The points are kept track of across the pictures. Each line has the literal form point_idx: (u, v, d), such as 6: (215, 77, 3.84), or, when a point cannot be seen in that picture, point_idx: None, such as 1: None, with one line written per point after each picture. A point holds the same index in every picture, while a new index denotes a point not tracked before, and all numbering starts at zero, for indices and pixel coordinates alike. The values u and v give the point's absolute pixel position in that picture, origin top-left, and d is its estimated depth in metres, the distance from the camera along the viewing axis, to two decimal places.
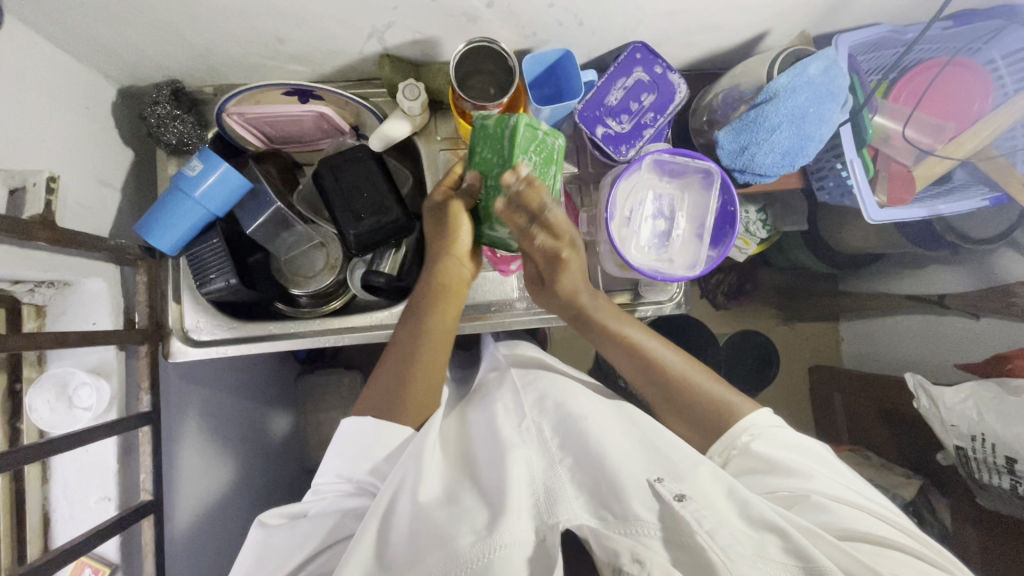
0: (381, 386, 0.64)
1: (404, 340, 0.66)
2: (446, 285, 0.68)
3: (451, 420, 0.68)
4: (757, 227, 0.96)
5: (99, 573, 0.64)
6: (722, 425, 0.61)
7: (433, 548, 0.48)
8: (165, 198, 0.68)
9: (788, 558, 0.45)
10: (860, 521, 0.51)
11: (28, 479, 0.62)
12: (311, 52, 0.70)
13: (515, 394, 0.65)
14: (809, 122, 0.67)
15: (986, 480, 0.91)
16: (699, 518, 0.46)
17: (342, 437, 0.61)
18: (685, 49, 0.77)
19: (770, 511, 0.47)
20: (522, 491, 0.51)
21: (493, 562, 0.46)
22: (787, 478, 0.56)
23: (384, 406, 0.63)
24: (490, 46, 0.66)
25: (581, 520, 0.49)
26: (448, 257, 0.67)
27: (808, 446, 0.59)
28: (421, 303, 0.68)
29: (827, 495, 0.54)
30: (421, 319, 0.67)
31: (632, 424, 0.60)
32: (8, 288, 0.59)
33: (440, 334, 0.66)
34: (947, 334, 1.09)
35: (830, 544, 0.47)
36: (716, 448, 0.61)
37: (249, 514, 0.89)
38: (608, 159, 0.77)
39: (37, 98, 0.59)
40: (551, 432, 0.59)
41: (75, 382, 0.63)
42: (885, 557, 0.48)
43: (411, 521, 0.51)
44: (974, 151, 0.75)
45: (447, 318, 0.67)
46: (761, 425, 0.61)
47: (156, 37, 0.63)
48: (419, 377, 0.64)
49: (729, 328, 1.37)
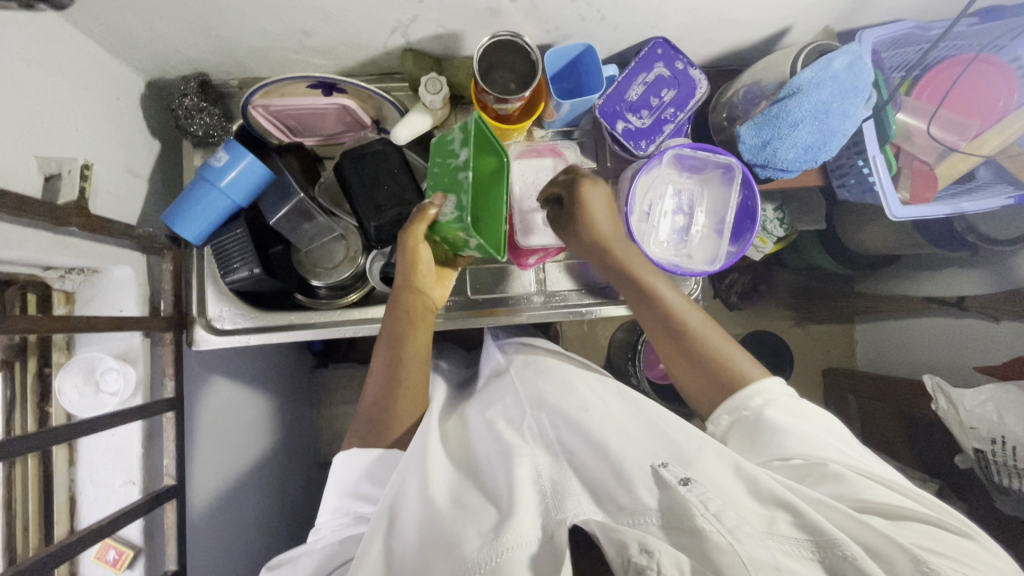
0: (367, 415, 0.65)
1: (384, 367, 0.65)
2: (416, 311, 0.67)
3: (454, 421, 0.69)
4: (775, 225, 0.95)
5: (122, 555, 0.65)
6: (731, 386, 0.61)
7: (442, 557, 0.48)
8: (192, 187, 0.69)
9: (800, 534, 0.44)
10: (874, 487, 0.51)
11: (55, 461, 0.64)
12: (335, 45, 0.71)
13: (515, 394, 0.66)
14: (832, 117, 0.66)
15: (1005, 484, 0.90)
16: (705, 501, 0.46)
17: (338, 471, 0.61)
18: (705, 45, 0.78)
19: (778, 485, 0.48)
20: (527, 490, 0.51)
21: (501, 563, 0.46)
22: (800, 443, 0.55)
23: (371, 429, 0.64)
24: (516, 41, 0.66)
25: (588, 514, 0.49)
26: (408, 284, 0.67)
27: (823, 419, 0.59)
28: (393, 330, 0.66)
29: (842, 464, 0.53)
30: (395, 345, 0.65)
31: (636, 407, 0.61)
32: (41, 274, 0.61)
33: (419, 360, 0.66)
34: (966, 336, 1.07)
35: (846, 518, 0.46)
36: (723, 410, 0.61)
37: (263, 504, 0.91)
38: (628, 154, 0.77)
39: (71, 87, 0.61)
40: (552, 429, 0.60)
41: (103, 367, 0.65)
42: (901, 528, 0.47)
43: (421, 523, 0.52)
44: (997, 150, 0.75)
45: (420, 343, 0.66)
46: (774, 390, 0.60)
47: (186, 30, 0.65)
48: (404, 394, 0.65)
49: (742, 329, 1.36)
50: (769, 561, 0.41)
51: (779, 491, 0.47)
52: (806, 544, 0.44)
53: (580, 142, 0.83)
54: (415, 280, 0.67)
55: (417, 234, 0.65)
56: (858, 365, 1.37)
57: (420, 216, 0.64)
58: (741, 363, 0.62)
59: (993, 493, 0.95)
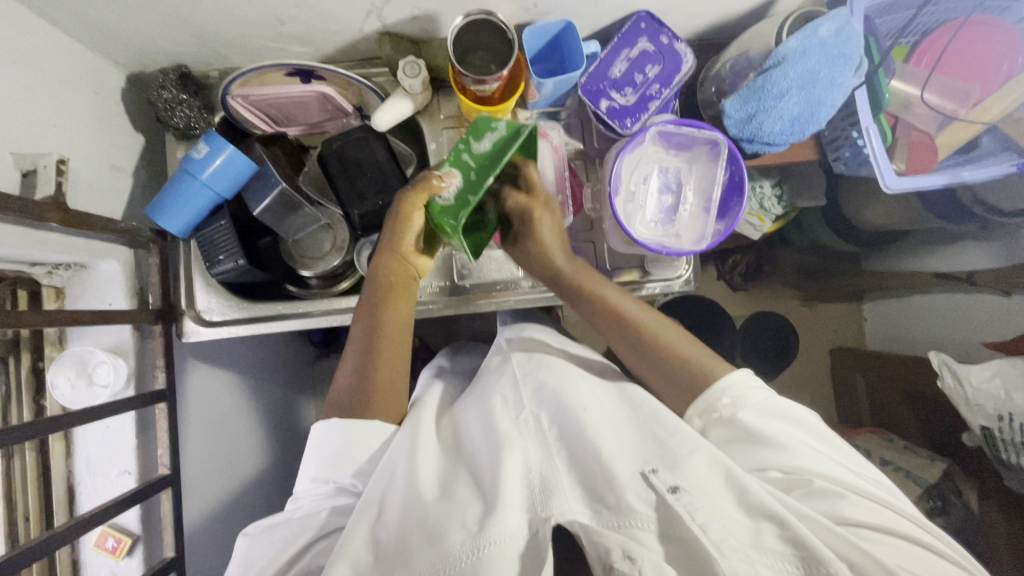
0: (344, 386, 0.63)
1: (361, 337, 0.64)
2: (397, 278, 0.65)
3: (445, 419, 0.67)
4: (772, 203, 0.93)
5: (121, 543, 0.66)
6: (700, 386, 0.60)
7: (424, 546, 0.49)
8: (175, 180, 0.69)
9: (786, 547, 0.45)
10: (862, 503, 0.51)
11: (53, 452, 0.65)
12: (311, 31, 0.70)
13: (514, 385, 0.64)
14: (820, 87, 0.64)
15: (1012, 460, 0.88)
16: (692, 511, 0.46)
17: (316, 443, 0.60)
18: (692, 17, 0.75)
19: (768, 497, 0.47)
20: (515, 484, 0.51)
21: (483, 560, 0.46)
22: (778, 453, 0.54)
23: (350, 401, 0.62)
24: (491, 19, 0.65)
25: (574, 514, 0.49)
26: (393, 253, 0.64)
27: (804, 419, 0.57)
28: (372, 297, 0.65)
29: (828, 480, 0.53)
30: (377, 313, 0.64)
31: (633, 410, 0.59)
32: (27, 270, 0.62)
33: (398, 330, 0.64)
34: (977, 312, 1.05)
35: (823, 530, 0.47)
36: (694, 412, 0.60)
37: (263, 492, 0.92)
38: (614, 133, 0.75)
39: (47, 83, 0.61)
40: (549, 423, 0.59)
41: (95, 360, 0.66)
42: (884, 545, 0.48)
43: (403, 511, 0.52)
44: (1000, 116, 0.72)
45: (402, 311, 0.65)
46: (741, 385, 0.59)
47: (159, 22, 0.64)
48: (382, 372, 0.62)
49: (746, 310, 1.34)
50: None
51: (767, 501, 0.46)
52: (791, 558, 0.44)
53: (567, 122, 0.81)
54: (399, 245, 0.64)
55: (414, 205, 0.61)
56: (867, 344, 1.34)
57: (424, 186, 0.60)
58: (705, 359, 0.62)
59: (999, 468, 0.94)
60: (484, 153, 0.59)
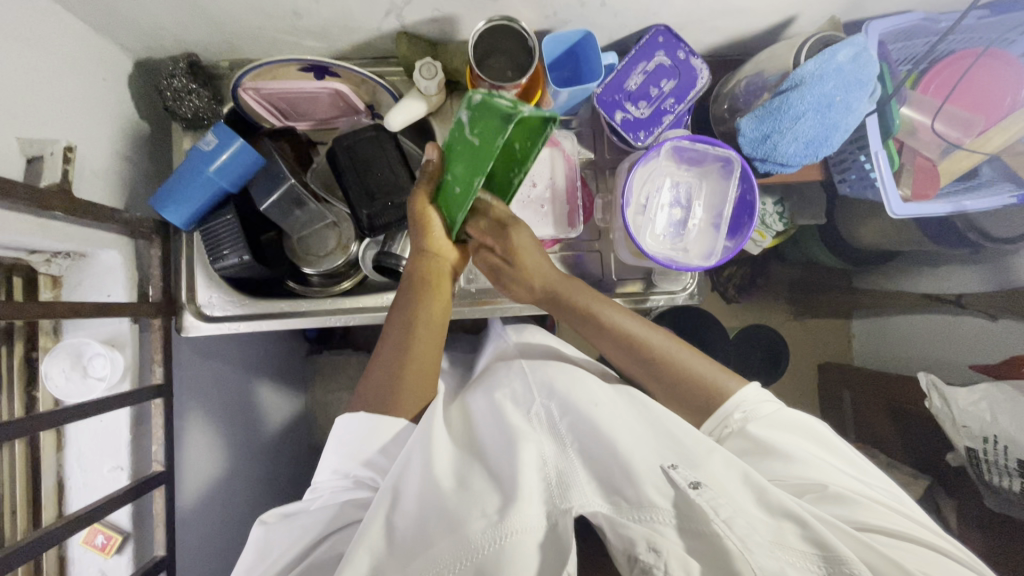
0: (375, 381, 0.63)
1: (396, 331, 0.65)
2: (432, 277, 0.66)
3: (454, 407, 0.66)
4: (774, 219, 0.94)
5: (111, 540, 0.65)
6: (710, 406, 0.62)
7: (445, 533, 0.48)
8: (182, 170, 0.68)
9: (810, 547, 0.45)
10: (882, 511, 0.51)
11: (43, 446, 0.63)
12: (328, 27, 0.69)
13: (524, 377, 0.64)
14: (836, 111, 0.65)
15: (995, 482, 0.90)
16: (716, 507, 0.46)
17: (338, 434, 0.59)
18: (708, 33, 0.76)
19: (786, 498, 0.48)
20: (532, 476, 0.51)
21: (504, 549, 0.46)
22: (788, 464, 0.56)
23: (379, 398, 0.61)
24: (512, 26, 0.65)
25: (594, 507, 0.48)
26: (426, 251, 0.66)
27: (814, 430, 0.59)
28: (408, 297, 0.66)
29: (842, 485, 0.54)
30: (413, 311, 0.65)
31: (643, 406, 0.60)
32: (26, 257, 0.60)
33: (434, 329, 0.65)
34: (963, 334, 1.07)
35: (844, 534, 0.47)
36: (708, 425, 0.62)
37: (255, 490, 0.91)
38: (627, 145, 0.75)
39: (56, 66, 0.59)
40: (560, 414, 0.59)
41: (90, 352, 0.64)
42: (904, 550, 0.48)
43: (420, 503, 0.51)
44: (1002, 147, 0.74)
45: (438, 310, 0.66)
46: (751, 402, 0.61)
47: (175, 9, 0.63)
48: (415, 372, 0.63)
49: (739, 322, 1.35)
50: (778, 571, 0.42)
51: (788, 503, 0.47)
52: (814, 558, 0.44)
53: (578, 131, 0.82)
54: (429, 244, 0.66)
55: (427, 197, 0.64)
56: (854, 360, 1.36)
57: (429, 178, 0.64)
58: (716, 377, 0.63)
59: (981, 489, 0.96)
60: (480, 120, 0.54)
